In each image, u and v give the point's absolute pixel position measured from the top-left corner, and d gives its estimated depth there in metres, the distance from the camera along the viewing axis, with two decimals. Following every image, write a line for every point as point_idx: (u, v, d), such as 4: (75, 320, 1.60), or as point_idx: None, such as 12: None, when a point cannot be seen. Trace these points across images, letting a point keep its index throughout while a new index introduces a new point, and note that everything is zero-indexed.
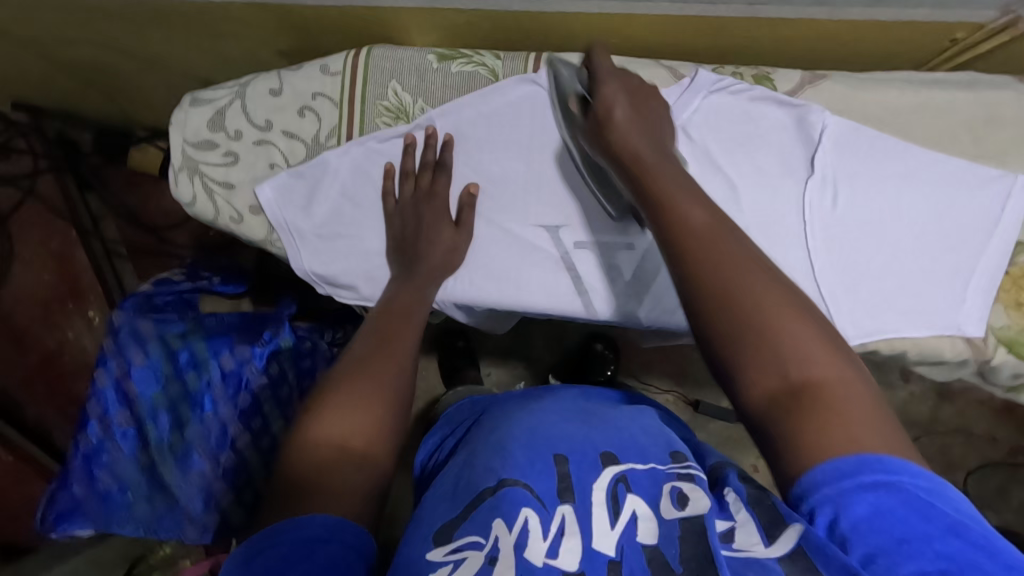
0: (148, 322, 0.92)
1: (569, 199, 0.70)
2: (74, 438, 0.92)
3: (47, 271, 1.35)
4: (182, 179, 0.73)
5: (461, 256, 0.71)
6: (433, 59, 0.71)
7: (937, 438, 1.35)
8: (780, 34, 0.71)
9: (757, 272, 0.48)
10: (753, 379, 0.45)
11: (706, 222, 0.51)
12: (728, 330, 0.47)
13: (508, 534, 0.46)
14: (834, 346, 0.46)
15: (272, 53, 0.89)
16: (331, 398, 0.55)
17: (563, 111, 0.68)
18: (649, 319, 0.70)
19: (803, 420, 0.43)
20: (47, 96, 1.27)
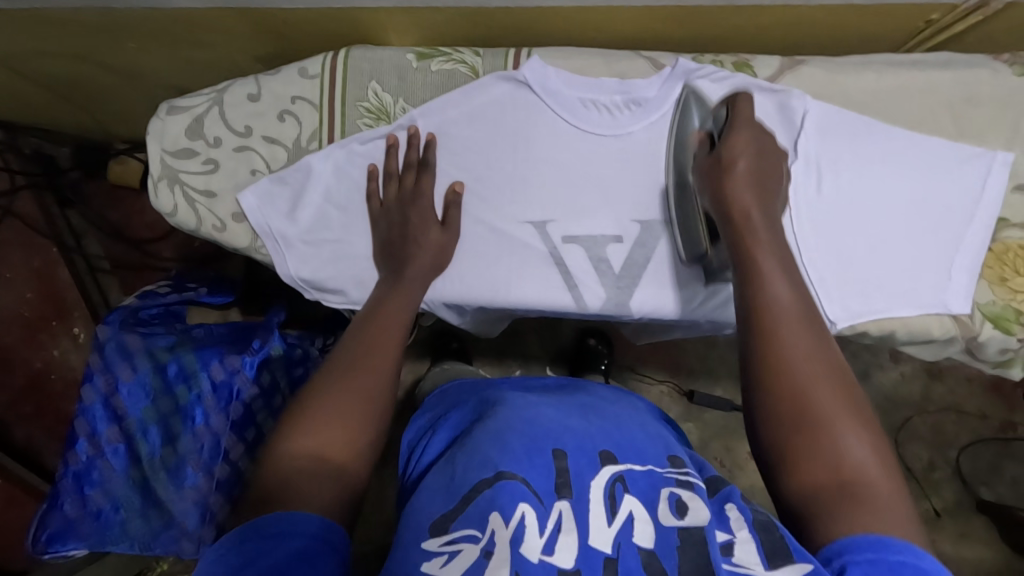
0: (135, 336, 0.91)
1: (556, 194, 0.70)
2: (62, 456, 0.90)
3: (29, 289, 1.29)
4: (163, 189, 0.72)
5: (449, 255, 0.70)
6: (412, 58, 0.71)
7: (929, 417, 1.36)
8: (758, 22, 0.72)
9: (828, 367, 0.52)
10: (800, 467, 0.49)
11: (794, 307, 0.54)
12: (785, 414, 0.50)
13: (505, 528, 0.47)
14: (881, 452, 0.49)
15: (249, 60, 0.88)
16: (311, 405, 0.55)
17: (680, 145, 0.68)
18: (641, 311, 0.70)
19: (833, 509, 0.46)
20: (22, 113, 1.25)
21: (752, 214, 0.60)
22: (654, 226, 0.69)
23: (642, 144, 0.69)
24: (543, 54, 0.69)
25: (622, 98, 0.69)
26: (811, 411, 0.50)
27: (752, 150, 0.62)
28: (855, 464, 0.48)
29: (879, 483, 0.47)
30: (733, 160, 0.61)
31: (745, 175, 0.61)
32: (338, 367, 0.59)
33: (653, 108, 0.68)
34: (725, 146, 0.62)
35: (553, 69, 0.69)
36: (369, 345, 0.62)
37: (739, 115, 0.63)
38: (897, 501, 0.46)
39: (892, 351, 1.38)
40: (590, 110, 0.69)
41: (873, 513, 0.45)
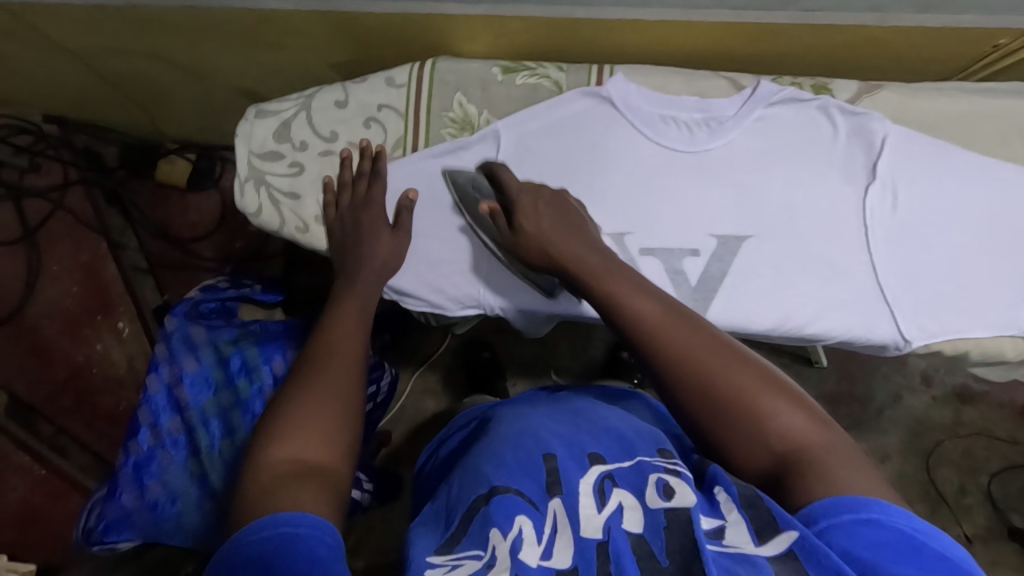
0: (199, 328, 0.93)
1: (636, 206, 0.71)
2: (124, 445, 0.91)
3: (75, 283, 1.32)
4: (249, 189, 0.74)
5: (400, 256, 0.72)
6: (498, 72, 0.72)
7: (960, 441, 1.37)
8: (827, 40, 0.73)
9: (716, 347, 0.52)
10: (745, 461, 0.49)
11: (658, 313, 0.55)
12: (712, 421, 0.50)
13: (503, 541, 0.46)
14: (809, 407, 0.49)
15: (321, 63, 0.90)
16: (279, 415, 0.52)
17: (472, 212, 0.72)
18: (727, 323, 0.69)
19: (789, 487, 0.45)
20: (80, 108, 1.27)
21: (587, 254, 0.61)
22: (730, 242, 0.70)
23: (720, 159, 0.71)
24: (627, 71, 0.71)
25: (702, 116, 0.70)
26: (722, 395, 0.50)
27: (542, 209, 0.66)
28: (787, 429, 0.48)
29: (812, 436, 0.47)
30: (536, 234, 0.64)
31: (548, 229, 0.64)
32: (301, 378, 0.56)
33: (732, 126, 0.70)
34: (518, 216, 0.66)
35: (636, 85, 0.71)
36: (331, 352, 0.59)
37: (509, 190, 0.68)
38: (842, 448, 0.47)
39: (922, 374, 1.39)
40: (669, 126, 0.71)
41: (828, 475, 0.44)
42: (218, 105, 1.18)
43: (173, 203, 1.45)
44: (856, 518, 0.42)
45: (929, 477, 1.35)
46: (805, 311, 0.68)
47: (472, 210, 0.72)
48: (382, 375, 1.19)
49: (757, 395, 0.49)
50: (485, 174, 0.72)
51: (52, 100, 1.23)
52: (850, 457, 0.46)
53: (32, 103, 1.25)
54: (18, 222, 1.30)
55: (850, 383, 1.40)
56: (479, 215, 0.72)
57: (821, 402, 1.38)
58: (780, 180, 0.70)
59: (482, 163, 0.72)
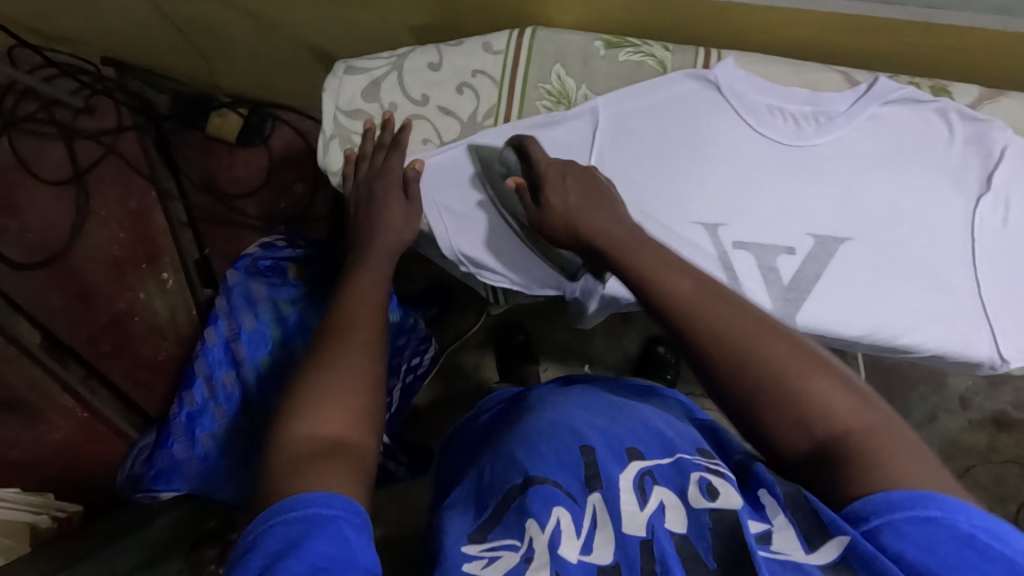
0: (260, 285, 0.93)
1: (732, 197, 0.69)
2: (179, 395, 0.93)
3: (122, 231, 1.30)
4: (333, 147, 0.73)
5: (411, 229, 0.69)
6: (600, 46, 0.70)
7: (993, 468, 1.33)
8: (941, 44, 0.67)
9: (756, 323, 0.48)
10: (787, 447, 0.45)
11: (691, 287, 0.51)
12: (748, 404, 0.46)
13: (541, 533, 0.44)
14: (856, 387, 0.45)
15: (400, 27, 0.84)
16: (301, 391, 0.51)
17: (495, 188, 0.71)
18: (817, 327, 0.67)
19: (838, 475, 0.42)
20: (132, 52, 1.21)
21: (614, 228, 0.59)
22: (828, 243, 0.67)
23: (825, 156, 0.68)
24: (736, 56, 0.69)
25: (811, 110, 0.68)
26: (762, 376, 0.46)
27: (570, 182, 0.63)
28: (834, 414, 0.43)
29: (861, 419, 0.43)
30: (561, 210, 0.62)
31: (575, 204, 0.61)
32: (321, 352, 0.54)
33: (842, 123, 0.67)
34: (544, 190, 0.63)
35: (744, 72, 0.68)
36: (351, 323, 0.57)
37: (538, 162, 0.65)
38: (891, 434, 0.42)
39: (960, 397, 1.35)
40: (776, 117, 0.68)
41: (879, 464, 0.41)
42: (276, 63, 1.13)
43: (217, 157, 1.36)
44: (910, 515, 0.39)
45: None
46: (900, 321, 0.66)
47: (496, 184, 0.71)
48: (426, 351, 1.19)
49: (800, 377, 0.45)
50: (515, 148, 0.69)
51: (108, 40, 1.18)
52: (901, 443, 0.42)
53: (87, 42, 1.20)
54: (68, 164, 1.30)
55: (886, 399, 1.35)
56: (504, 192, 0.70)
57: None
58: (888, 184, 0.67)
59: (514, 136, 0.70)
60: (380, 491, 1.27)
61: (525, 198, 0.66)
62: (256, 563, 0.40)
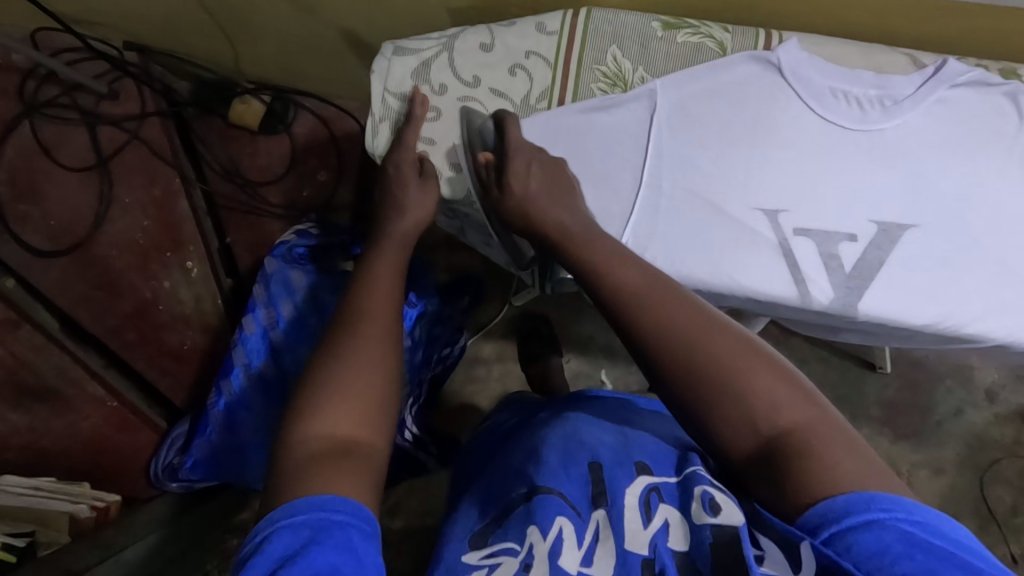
0: (300, 273, 0.92)
1: (795, 183, 0.67)
2: (216, 382, 0.91)
3: (147, 218, 1.22)
4: (383, 130, 0.72)
5: (428, 203, 0.69)
6: (657, 27, 0.68)
7: (1019, 462, 1.29)
8: (1004, 28, 0.64)
9: (701, 318, 0.50)
10: (730, 445, 0.46)
11: (640, 285, 0.54)
12: (696, 400, 0.48)
13: (542, 542, 0.47)
14: (800, 384, 0.47)
15: (439, 11, 0.82)
16: (312, 385, 0.50)
17: (473, 166, 0.71)
18: (881, 315, 0.65)
19: (783, 472, 0.43)
20: (155, 34, 1.18)
21: (566, 218, 0.63)
22: (892, 230, 0.66)
23: (891, 141, 0.66)
24: (799, 37, 0.67)
25: (877, 93, 0.66)
26: (706, 372, 0.47)
27: (534, 171, 0.66)
28: (780, 410, 0.45)
29: (803, 417, 0.45)
30: (518, 198, 0.66)
31: (536, 189, 0.65)
32: (332, 346, 0.53)
33: (909, 107, 0.66)
34: (508, 176, 0.67)
35: (808, 55, 0.66)
36: (367, 318, 0.55)
37: (510, 143, 0.67)
38: (830, 424, 0.44)
39: (987, 391, 1.32)
40: (839, 101, 0.67)
41: (818, 460, 0.42)
42: (301, 46, 1.11)
43: (239, 145, 1.33)
44: (864, 521, 0.39)
45: (984, 495, 1.29)
46: (968, 310, 0.65)
47: (472, 157, 0.71)
48: (456, 345, 1.19)
49: (748, 371, 0.46)
50: (495, 122, 0.69)
51: (132, 22, 1.14)
52: (842, 437, 0.44)
53: (108, 25, 1.17)
54: (91, 149, 1.19)
55: (912, 392, 1.33)
56: (480, 168, 0.70)
57: (881, 409, 1.33)
58: (953, 169, 0.66)
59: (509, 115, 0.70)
60: (402, 483, 1.25)
61: (490, 179, 0.69)
62: (262, 566, 0.40)
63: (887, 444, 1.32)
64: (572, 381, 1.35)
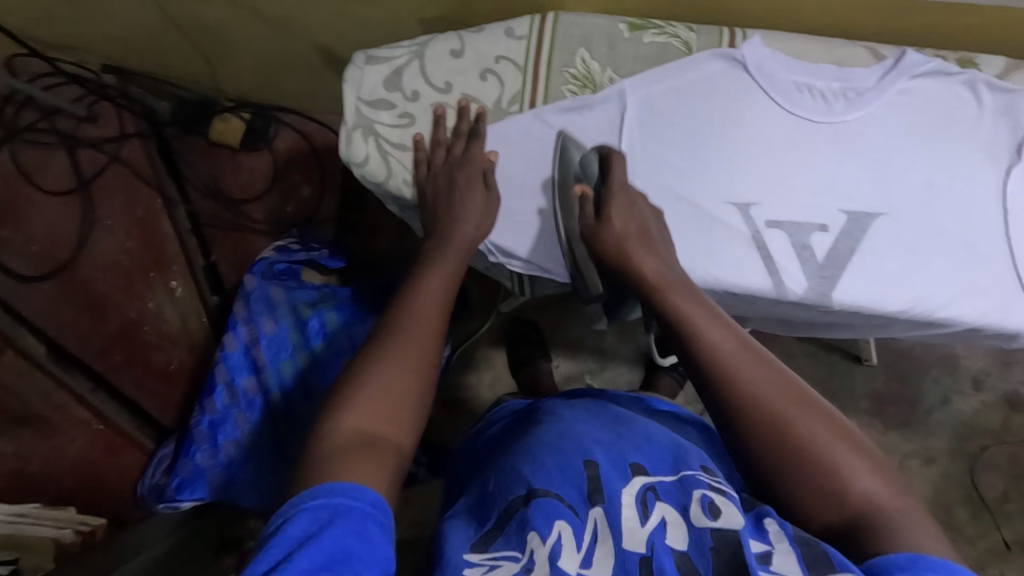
0: (279, 289, 0.93)
1: (764, 177, 0.68)
2: (200, 403, 0.92)
3: (129, 238, 1.22)
4: (356, 139, 0.72)
5: (489, 224, 0.70)
6: (625, 28, 0.70)
7: (1008, 448, 1.30)
8: (960, 22, 0.65)
9: (796, 393, 0.51)
10: (813, 516, 0.48)
11: (736, 352, 0.53)
12: (786, 473, 0.48)
13: (542, 545, 0.46)
14: (880, 462, 0.49)
15: (413, 23, 0.83)
16: (353, 382, 0.52)
17: (563, 194, 0.70)
18: (855, 304, 0.66)
19: (868, 550, 0.44)
20: (133, 56, 1.18)
21: (660, 266, 0.62)
22: (862, 219, 0.67)
23: (857, 132, 0.68)
24: (762, 34, 0.69)
25: (840, 86, 0.67)
26: (799, 447, 0.48)
27: (634, 207, 0.65)
28: (865, 486, 0.47)
29: (891, 501, 0.46)
30: (618, 234, 0.64)
31: (625, 231, 0.64)
32: (376, 346, 0.56)
33: (872, 98, 0.67)
34: (608, 210, 0.65)
35: (772, 51, 0.68)
36: (410, 325, 0.57)
37: (614, 181, 0.66)
38: (914, 510, 0.46)
39: (973, 378, 1.33)
40: (805, 95, 0.68)
41: (906, 541, 0.43)
42: (279, 63, 1.11)
43: (221, 162, 1.34)
44: (924, 566, 0.41)
45: (975, 482, 1.29)
46: (938, 295, 0.66)
47: (564, 192, 0.70)
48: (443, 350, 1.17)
49: (838, 449, 0.48)
50: (600, 156, 0.68)
51: (109, 44, 1.15)
52: (921, 516, 0.46)
53: (84, 47, 1.17)
54: (72, 173, 1.20)
55: (899, 383, 1.34)
56: (570, 201, 0.70)
57: (870, 401, 1.34)
58: (920, 157, 0.67)
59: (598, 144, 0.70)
60: (396, 495, 1.24)
61: (587, 213, 0.67)
62: (276, 554, 0.41)
63: (878, 435, 1.33)
64: (564, 386, 1.35)
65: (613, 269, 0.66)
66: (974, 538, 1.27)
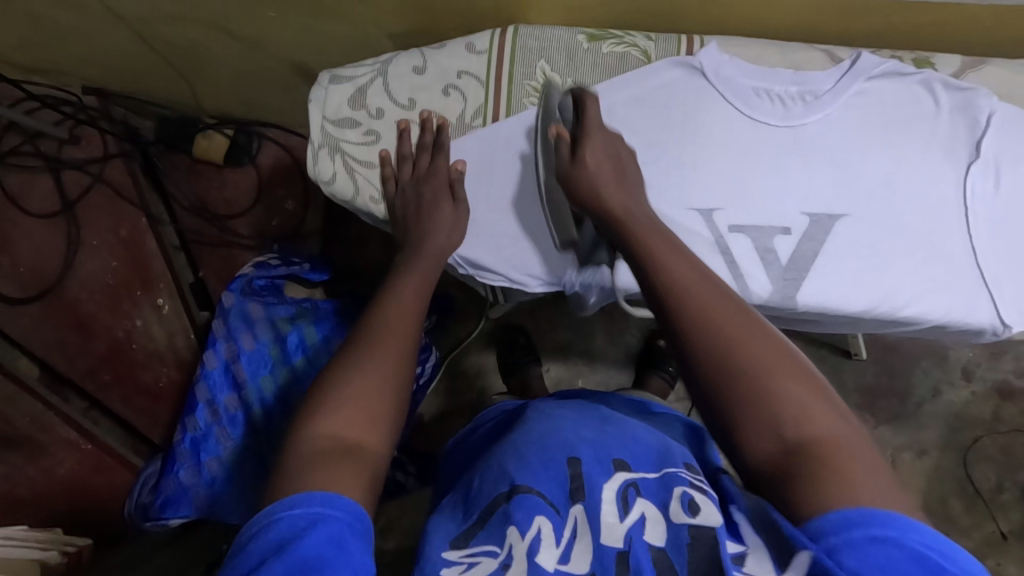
0: (256, 305, 0.94)
1: (726, 182, 0.69)
2: (182, 420, 0.93)
3: (115, 258, 1.21)
4: (323, 157, 0.72)
5: (460, 232, 0.70)
6: (583, 39, 0.71)
7: (999, 438, 1.30)
8: (918, 21, 0.66)
9: (747, 320, 0.49)
10: (753, 447, 0.46)
11: (689, 277, 0.52)
12: (727, 398, 0.47)
13: (521, 541, 0.47)
14: (834, 399, 0.46)
15: (381, 38, 0.83)
16: (329, 388, 0.51)
17: (543, 137, 0.70)
18: (819, 306, 0.67)
19: (802, 479, 0.42)
20: (111, 79, 1.19)
21: (631, 202, 0.62)
22: (823, 221, 0.68)
23: (815, 135, 0.69)
24: (719, 41, 0.69)
25: (798, 89, 0.68)
26: (741, 371, 0.47)
27: (608, 152, 0.66)
28: (809, 417, 0.45)
29: (835, 434, 0.44)
30: (593, 172, 0.64)
31: (602, 170, 0.64)
32: (353, 350, 0.54)
33: (829, 101, 0.68)
34: (583, 147, 0.65)
35: (729, 56, 0.69)
36: (385, 328, 0.56)
37: (589, 121, 0.66)
38: (859, 445, 0.43)
39: (963, 369, 1.33)
40: (763, 99, 0.69)
41: (840, 472, 0.42)
42: (255, 80, 1.11)
43: (206, 179, 1.34)
44: (874, 535, 0.38)
45: (968, 473, 1.29)
46: (902, 294, 0.66)
47: (545, 135, 0.70)
48: (428, 358, 1.17)
49: (782, 377, 0.46)
50: (575, 98, 0.68)
51: (87, 69, 1.15)
52: (868, 455, 0.43)
53: (62, 71, 1.16)
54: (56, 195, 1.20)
55: (889, 376, 1.34)
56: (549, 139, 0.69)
57: (860, 395, 1.34)
58: (880, 157, 0.68)
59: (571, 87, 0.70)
60: (389, 503, 1.24)
61: (562, 152, 0.66)
62: (250, 560, 0.41)
63: (869, 429, 1.33)
64: (554, 390, 1.35)
65: (580, 208, 0.66)
66: (969, 529, 1.27)
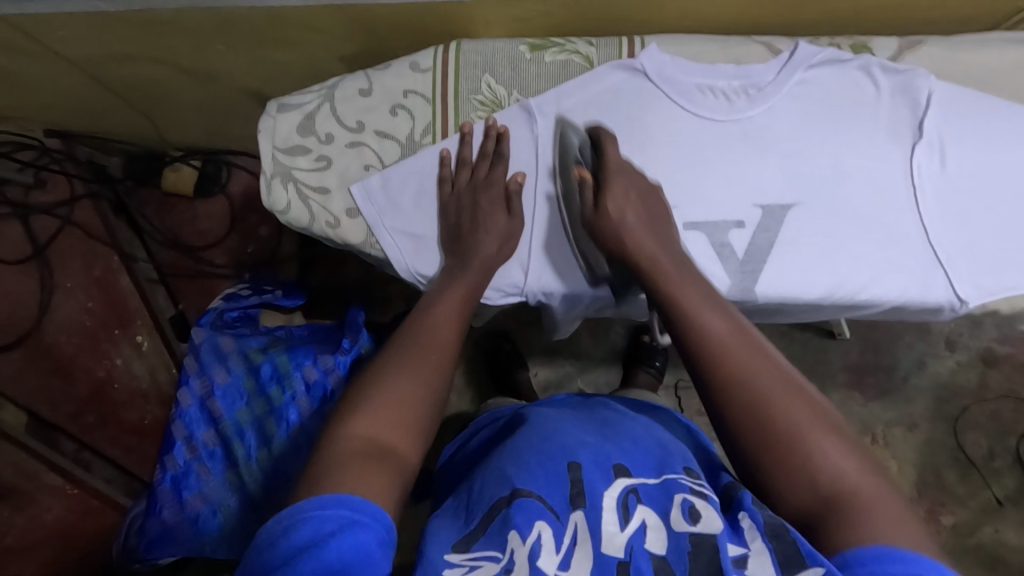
0: (227, 338, 0.93)
1: (677, 182, 0.69)
2: (160, 461, 0.93)
3: (90, 299, 1.14)
4: (275, 186, 0.71)
5: (512, 245, 0.70)
6: (525, 49, 0.71)
7: (987, 405, 1.31)
8: (854, 5, 0.66)
9: (783, 375, 0.51)
10: (786, 497, 0.47)
11: (726, 332, 0.54)
12: (759, 445, 0.48)
13: (522, 545, 0.45)
14: (861, 453, 0.47)
15: (334, 61, 0.83)
16: (371, 388, 0.52)
17: (563, 176, 0.71)
18: (780, 295, 0.67)
19: (839, 527, 0.43)
20: (71, 120, 1.17)
21: (661, 254, 0.62)
22: (776, 212, 0.68)
23: (762, 127, 0.69)
24: (659, 42, 0.70)
25: (740, 83, 0.69)
26: (775, 423, 0.48)
27: (632, 194, 0.65)
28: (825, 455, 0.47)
29: (860, 480, 0.45)
30: (616, 219, 0.64)
31: (633, 218, 0.64)
32: (397, 356, 0.56)
33: (772, 92, 0.69)
34: (606, 195, 0.65)
35: (670, 56, 0.69)
36: (429, 332, 0.59)
37: (610, 164, 0.66)
38: (888, 495, 0.45)
39: (945, 340, 1.34)
40: (707, 96, 0.69)
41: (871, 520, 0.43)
42: (218, 111, 1.11)
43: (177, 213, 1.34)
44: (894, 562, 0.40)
45: (958, 442, 1.30)
46: (859, 276, 0.67)
47: (566, 175, 0.71)
48: None
49: (815, 433, 0.47)
50: (592, 139, 0.69)
51: (46, 112, 1.13)
52: (898, 505, 0.44)
53: (20, 116, 1.14)
54: (25, 241, 1.09)
55: (874, 353, 1.34)
56: (570, 181, 0.70)
57: (847, 373, 1.34)
58: (827, 146, 0.69)
59: (594, 125, 0.70)
60: None
61: (586, 198, 0.67)
62: (281, 552, 0.41)
63: (859, 407, 1.33)
64: (543, 392, 1.35)
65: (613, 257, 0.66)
66: (965, 498, 1.27)
